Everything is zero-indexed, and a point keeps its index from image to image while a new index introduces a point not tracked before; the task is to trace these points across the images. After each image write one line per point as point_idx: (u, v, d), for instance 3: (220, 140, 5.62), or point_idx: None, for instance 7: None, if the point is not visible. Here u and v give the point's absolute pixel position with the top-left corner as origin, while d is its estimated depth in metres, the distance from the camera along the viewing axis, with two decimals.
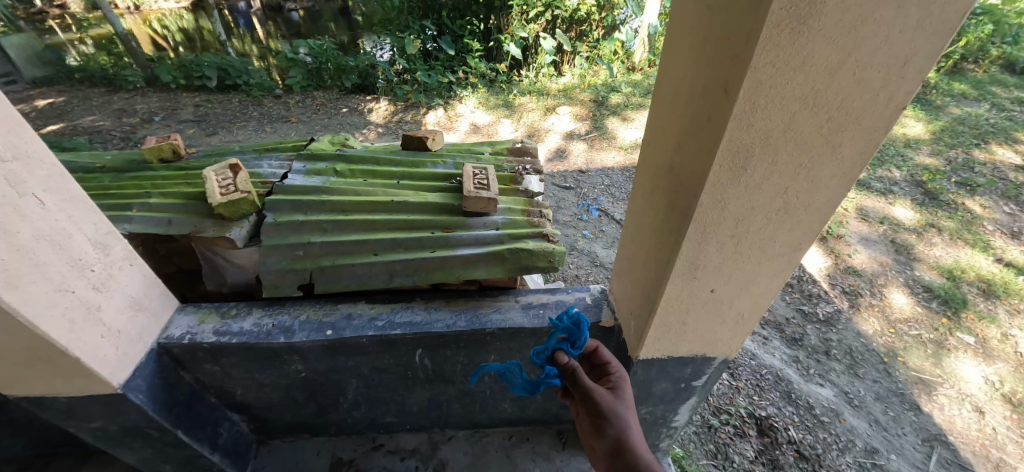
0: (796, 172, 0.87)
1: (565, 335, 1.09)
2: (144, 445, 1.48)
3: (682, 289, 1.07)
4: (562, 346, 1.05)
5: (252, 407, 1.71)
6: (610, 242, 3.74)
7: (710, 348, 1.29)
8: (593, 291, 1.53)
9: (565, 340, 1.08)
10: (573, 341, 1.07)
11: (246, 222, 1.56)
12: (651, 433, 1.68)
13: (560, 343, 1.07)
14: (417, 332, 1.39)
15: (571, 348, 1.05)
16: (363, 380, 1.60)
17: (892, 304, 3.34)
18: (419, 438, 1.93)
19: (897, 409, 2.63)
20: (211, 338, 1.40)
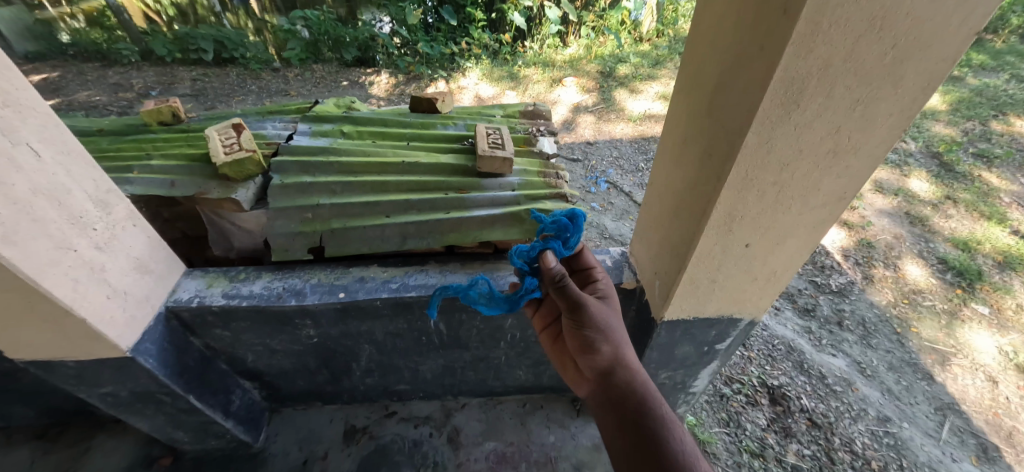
0: (852, 108, 0.78)
1: (555, 232, 1.09)
2: (157, 410, 1.46)
3: (716, 242, 1.02)
4: (553, 246, 1.06)
5: (264, 374, 1.69)
6: (620, 215, 3.67)
7: (738, 309, 1.25)
8: (614, 253, 1.48)
9: (555, 238, 1.08)
10: (564, 241, 1.08)
11: (252, 183, 1.51)
12: (669, 398, 1.66)
13: (550, 240, 1.08)
14: (432, 294, 1.35)
15: (561, 247, 1.07)
16: (376, 346, 1.57)
17: (905, 275, 3.29)
18: (432, 406, 1.92)
19: (909, 379, 2.62)
20: (221, 301, 1.36)
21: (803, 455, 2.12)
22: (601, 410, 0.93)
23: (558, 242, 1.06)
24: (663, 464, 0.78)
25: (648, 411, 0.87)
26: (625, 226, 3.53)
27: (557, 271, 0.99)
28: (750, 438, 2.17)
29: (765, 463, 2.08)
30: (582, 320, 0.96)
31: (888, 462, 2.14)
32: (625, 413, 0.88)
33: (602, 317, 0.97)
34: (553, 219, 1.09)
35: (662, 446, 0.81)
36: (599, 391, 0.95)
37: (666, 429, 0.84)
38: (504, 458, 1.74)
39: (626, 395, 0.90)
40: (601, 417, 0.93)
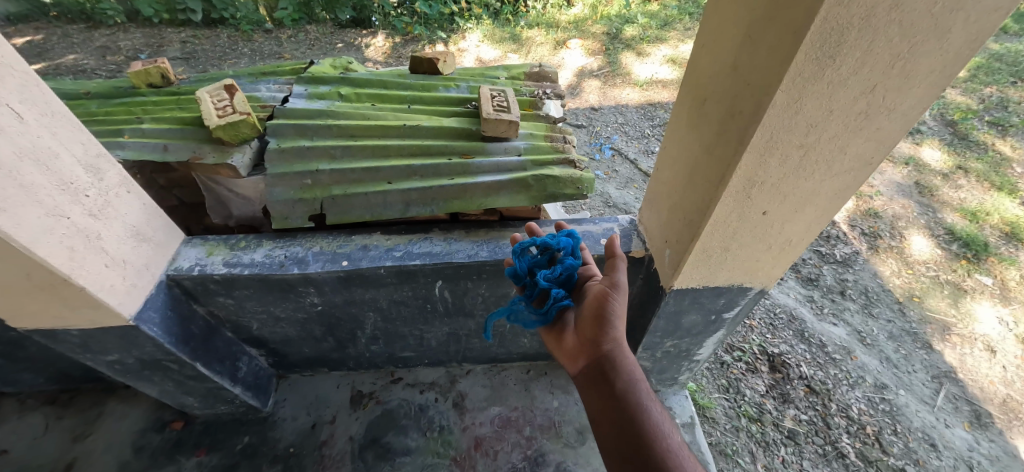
0: (890, 64, 0.72)
1: (565, 251, 1.11)
2: (165, 377, 1.47)
3: (732, 210, 0.99)
4: (570, 261, 1.08)
5: (269, 341, 1.69)
6: (624, 183, 3.61)
7: (749, 278, 1.22)
8: (622, 221, 1.44)
9: (567, 255, 1.10)
10: (566, 252, 1.10)
11: (248, 148, 1.46)
12: (672, 366, 1.66)
13: (566, 259, 1.09)
14: (437, 262, 1.32)
15: (571, 259, 1.09)
16: (381, 314, 1.56)
17: (911, 246, 3.26)
18: (437, 372, 1.94)
19: (909, 348, 2.64)
20: (222, 270, 1.33)
21: (800, 420, 2.17)
22: (590, 396, 0.90)
23: (577, 259, 1.09)
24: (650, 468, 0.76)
25: (655, 437, 0.80)
26: (629, 195, 3.47)
27: (618, 253, 1.05)
28: (749, 404, 2.21)
29: (762, 427, 2.12)
30: (610, 305, 0.96)
31: (883, 427, 2.19)
32: (632, 433, 0.81)
33: (626, 312, 0.96)
34: (553, 235, 1.14)
35: (650, 447, 0.79)
36: (605, 408, 0.86)
37: (660, 435, 0.81)
38: (508, 423, 1.78)
39: (624, 400, 0.85)
40: (590, 403, 0.90)
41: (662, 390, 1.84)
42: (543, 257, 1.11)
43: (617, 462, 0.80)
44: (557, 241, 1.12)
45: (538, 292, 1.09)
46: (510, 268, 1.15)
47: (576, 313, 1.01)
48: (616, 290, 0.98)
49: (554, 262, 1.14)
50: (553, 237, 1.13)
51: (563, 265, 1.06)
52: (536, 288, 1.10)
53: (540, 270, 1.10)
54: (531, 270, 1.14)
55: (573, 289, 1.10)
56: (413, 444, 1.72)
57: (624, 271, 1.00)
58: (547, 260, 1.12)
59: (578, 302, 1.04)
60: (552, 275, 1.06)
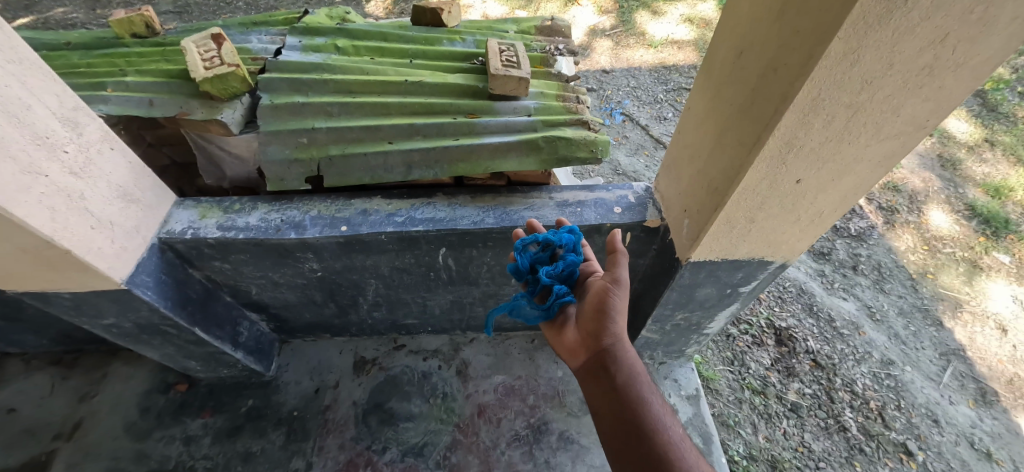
0: (971, 10, 0.60)
1: (566, 247, 1.04)
2: (165, 341, 1.45)
3: (764, 179, 0.90)
4: (572, 259, 1.02)
5: (269, 307, 1.65)
6: (634, 150, 3.47)
7: (771, 252, 1.15)
8: (637, 189, 1.35)
9: (569, 252, 1.03)
10: (568, 249, 1.04)
11: (239, 104, 1.36)
12: (681, 339, 1.61)
13: (569, 256, 1.02)
14: (440, 229, 1.24)
15: (574, 257, 1.03)
16: (382, 281, 1.51)
17: (929, 222, 3.16)
18: (440, 340, 1.92)
19: (918, 324, 2.60)
20: (216, 233, 1.27)
21: (803, 394, 2.16)
22: (591, 390, 0.88)
23: (579, 256, 1.03)
24: (649, 462, 0.74)
25: (656, 430, 0.78)
26: (639, 162, 3.36)
27: (620, 248, 0.97)
28: (753, 377, 2.20)
29: (766, 399, 2.12)
30: (610, 300, 0.92)
31: (887, 402, 2.18)
32: (632, 427, 0.79)
33: (627, 307, 0.93)
34: (555, 231, 1.07)
35: (651, 440, 0.76)
36: (604, 402, 0.84)
37: (661, 427, 0.78)
38: (512, 391, 1.76)
39: (624, 393, 0.83)
40: (590, 397, 0.88)
41: (667, 362, 1.80)
42: (544, 253, 1.05)
43: (616, 456, 0.79)
44: (559, 236, 1.04)
45: (539, 289, 1.04)
46: (511, 265, 1.08)
47: (577, 308, 0.99)
48: (618, 285, 0.93)
49: (556, 257, 1.08)
50: (554, 232, 1.06)
51: (565, 262, 1.00)
52: (538, 285, 1.05)
53: (542, 267, 1.04)
54: (533, 266, 1.08)
55: (574, 285, 1.05)
56: (417, 410, 1.71)
57: (626, 266, 0.94)
58: (548, 256, 1.06)
59: (579, 297, 1.01)
60: (553, 272, 1.01)
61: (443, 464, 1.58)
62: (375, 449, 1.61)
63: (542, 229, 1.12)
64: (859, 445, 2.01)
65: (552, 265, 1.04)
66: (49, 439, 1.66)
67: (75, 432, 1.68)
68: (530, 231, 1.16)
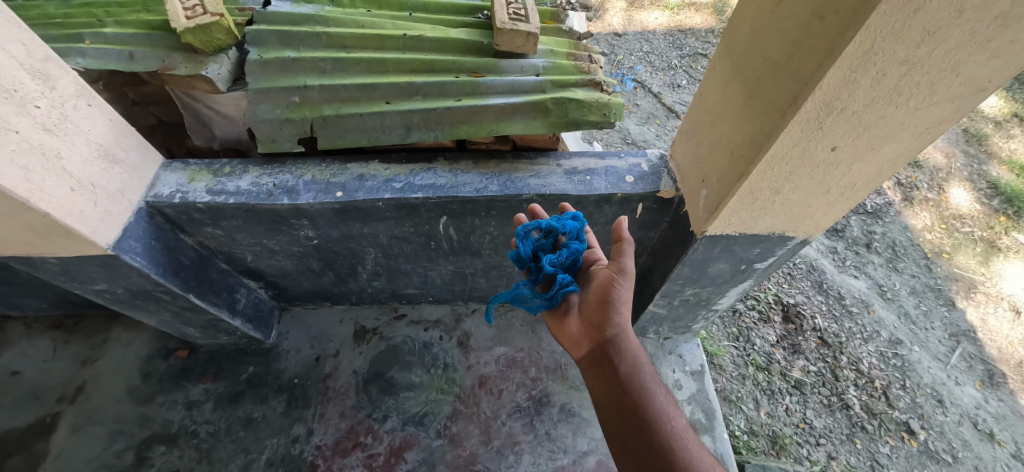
0: None
1: (570, 234, 1.02)
2: (160, 307, 1.41)
3: (797, 143, 0.82)
4: (576, 247, 1.01)
5: (266, 275, 1.61)
6: (645, 118, 3.33)
7: (794, 226, 1.07)
8: (651, 157, 1.27)
9: (573, 240, 1.02)
10: (572, 236, 1.02)
11: (225, 58, 1.26)
12: (689, 314, 1.55)
13: (572, 244, 1.01)
14: (441, 196, 1.17)
15: (578, 244, 1.01)
16: (381, 250, 1.45)
17: (948, 200, 3.05)
18: (442, 310, 1.89)
19: (930, 304, 2.54)
20: (205, 198, 1.20)
21: (808, 371, 2.14)
22: (596, 380, 0.92)
23: (583, 243, 1.02)
24: (651, 449, 0.77)
25: (658, 419, 0.81)
26: (649, 132, 3.23)
27: (625, 237, 0.97)
28: (758, 353, 2.17)
29: (769, 376, 2.10)
30: (615, 291, 0.94)
31: (892, 381, 2.16)
32: (634, 416, 0.82)
33: (631, 298, 0.95)
34: (558, 217, 1.04)
35: (654, 430, 0.79)
36: (608, 391, 0.88)
37: (663, 417, 0.82)
38: (513, 363, 1.74)
39: (628, 384, 0.87)
40: (594, 386, 0.92)
41: (673, 337, 1.76)
42: (547, 241, 1.04)
43: (619, 443, 0.82)
44: (562, 223, 1.02)
45: (542, 278, 1.05)
46: (513, 252, 1.07)
47: (581, 297, 1.01)
48: (623, 275, 0.95)
49: (559, 244, 1.07)
50: (558, 219, 1.04)
51: (569, 251, 0.99)
52: (541, 273, 1.05)
53: (546, 254, 1.03)
54: (536, 253, 1.08)
55: (577, 273, 1.07)
56: (417, 380, 1.69)
57: (632, 256, 0.95)
58: (551, 243, 1.05)
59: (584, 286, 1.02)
60: (557, 260, 1.00)
61: (443, 434, 1.57)
62: (375, 417, 1.60)
63: (545, 214, 1.11)
64: (861, 423, 2.00)
65: (555, 253, 1.04)
66: (52, 402, 1.67)
67: (78, 395, 1.69)
68: (532, 216, 1.13)
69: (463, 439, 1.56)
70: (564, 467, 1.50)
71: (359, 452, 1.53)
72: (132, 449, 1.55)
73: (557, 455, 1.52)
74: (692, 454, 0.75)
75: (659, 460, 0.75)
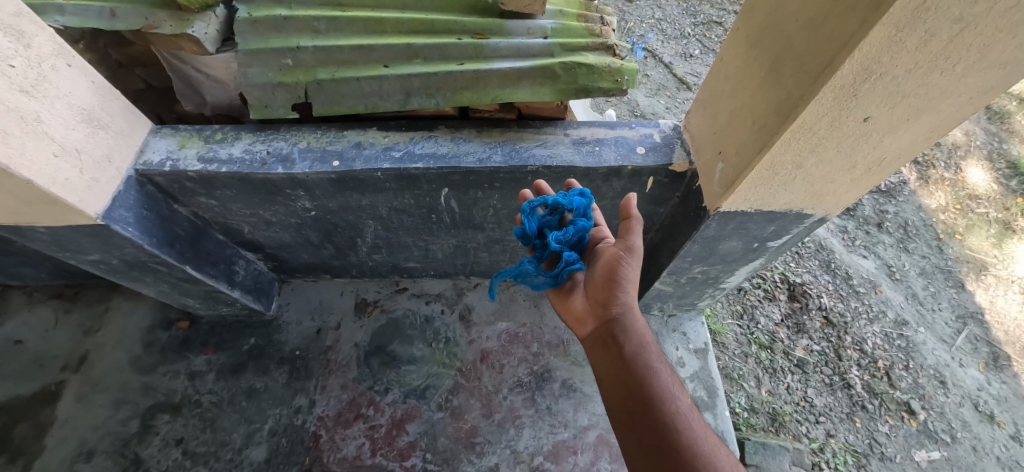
0: None
1: (576, 211, 1.01)
2: (157, 278, 1.39)
3: (828, 113, 0.75)
4: (583, 224, 1.00)
5: (264, 247, 1.58)
6: (655, 89, 3.20)
7: (814, 203, 1.02)
8: (663, 127, 1.20)
9: (580, 217, 1.01)
10: (579, 213, 1.01)
11: (212, 16, 1.18)
12: (695, 292, 1.52)
13: (579, 221, 1.00)
14: (442, 166, 1.11)
15: (585, 222, 1.01)
16: (381, 223, 1.40)
17: (965, 179, 2.96)
18: (444, 284, 1.86)
19: (938, 286, 2.50)
20: (197, 166, 1.15)
21: (811, 350, 2.13)
22: (600, 358, 0.92)
23: (590, 221, 1.01)
24: (654, 426, 0.78)
25: (662, 397, 0.82)
26: (659, 104, 3.11)
27: (633, 214, 0.94)
28: (761, 332, 2.16)
29: (772, 354, 2.09)
30: (621, 270, 0.92)
31: (895, 362, 2.15)
32: (638, 393, 0.83)
33: (638, 276, 0.94)
34: (564, 194, 1.02)
35: (658, 408, 0.80)
36: (611, 369, 0.89)
37: (667, 395, 0.82)
38: (515, 338, 1.73)
39: (632, 362, 0.87)
40: (598, 363, 0.93)
41: (677, 315, 1.74)
42: (553, 217, 1.03)
43: (621, 419, 0.83)
44: (569, 200, 1.01)
45: (548, 255, 1.05)
46: (519, 228, 1.07)
47: (586, 275, 1.01)
48: (631, 254, 0.93)
49: (565, 221, 1.06)
50: (564, 195, 1.03)
51: (575, 228, 0.98)
52: (546, 251, 1.05)
53: (552, 231, 1.03)
54: (541, 231, 1.07)
55: (582, 251, 1.05)
56: (419, 354, 1.68)
57: (640, 234, 0.92)
58: (557, 220, 1.05)
59: (589, 265, 1.01)
60: (563, 237, 1.00)
61: (444, 407, 1.57)
62: (377, 390, 1.60)
63: (551, 190, 1.08)
64: (861, 402, 2.01)
65: (561, 230, 1.03)
66: (57, 370, 1.69)
67: (82, 364, 1.70)
68: (537, 192, 1.11)
69: (464, 413, 1.56)
70: (564, 441, 1.51)
71: (361, 424, 1.54)
72: (137, 417, 1.57)
73: (558, 429, 1.53)
74: (694, 432, 0.76)
75: (661, 438, 0.76)
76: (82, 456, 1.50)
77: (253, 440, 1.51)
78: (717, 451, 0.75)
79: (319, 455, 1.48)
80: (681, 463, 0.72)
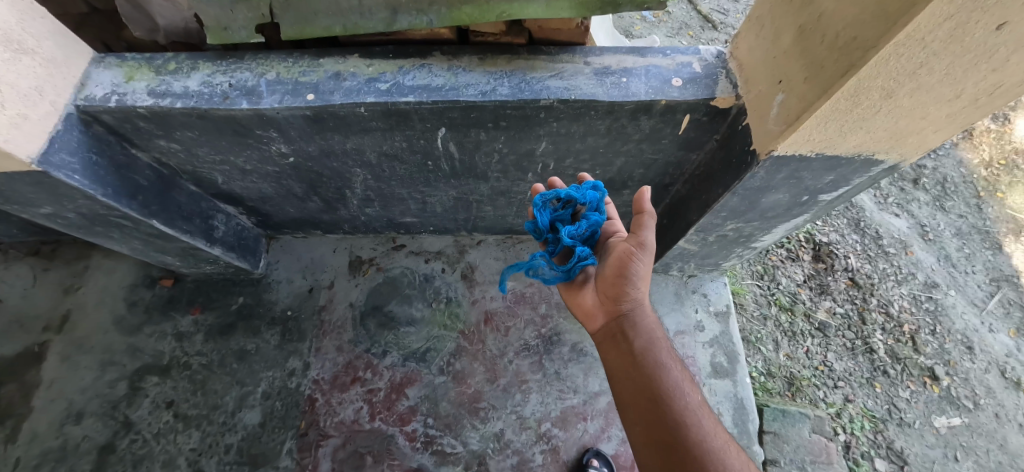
0: None
1: (588, 206, 0.95)
2: (125, 234, 1.26)
3: (959, 14, 0.54)
4: (596, 219, 0.94)
5: (244, 199, 1.42)
6: (677, 29, 2.88)
7: (889, 146, 0.84)
8: (704, 54, 0.99)
9: (592, 212, 0.95)
10: (592, 208, 0.95)
11: None
12: (722, 251, 1.37)
13: (592, 216, 0.94)
14: (437, 101, 0.92)
15: (597, 217, 0.94)
16: (370, 171, 1.24)
17: (1014, 131, 2.70)
18: (444, 241, 1.72)
19: (974, 247, 2.33)
20: (147, 102, 0.97)
21: (834, 313, 2.02)
22: (611, 354, 0.90)
23: (603, 215, 0.95)
24: (663, 426, 0.75)
25: (673, 397, 0.79)
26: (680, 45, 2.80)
27: (647, 208, 0.86)
28: (783, 293, 2.03)
29: (792, 317, 1.98)
30: (633, 266, 0.87)
31: (921, 326, 2.04)
32: (646, 391, 0.80)
33: (650, 272, 0.88)
34: (578, 186, 0.96)
35: (668, 407, 0.77)
36: (620, 366, 0.87)
37: (678, 393, 0.79)
38: (522, 299, 1.61)
39: (641, 360, 0.84)
40: (608, 360, 0.91)
41: (697, 275, 1.60)
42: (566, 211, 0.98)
43: (630, 418, 0.81)
44: (582, 193, 0.95)
45: (560, 249, 0.98)
46: (531, 223, 1.02)
47: (597, 270, 0.96)
48: (643, 250, 0.86)
49: (578, 214, 1.01)
50: (577, 188, 0.96)
51: (588, 222, 0.93)
52: (558, 245, 0.98)
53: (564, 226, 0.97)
54: (553, 224, 1.01)
55: (596, 246, 0.99)
56: (418, 315, 1.57)
57: (653, 229, 0.85)
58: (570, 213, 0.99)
59: (600, 259, 0.95)
60: (576, 232, 0.93)
61: (446, 371, 1.48)
62: (375, 353, 1.51)
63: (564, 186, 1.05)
64: (883, 368, 1.91)
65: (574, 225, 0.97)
66: (39, 331, 1.60)
67: (64, 324, 1.61)
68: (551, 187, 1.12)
69: (467, 377, 1.47)
70: (573, 407, 1.43)
71: (358, 387, 1.46)
72: (125, 380, 1.50)
73: (566, 395, 1.44)
74: (705, 433, 0.72)
75: (671, 436, 0.73)
76: (71, 417, 1.45)
77: (246, 404, 1.44)
78: (728, 448, 0.72)
79: (315, 419, 1.41)
80: (693, 461, 0.69)
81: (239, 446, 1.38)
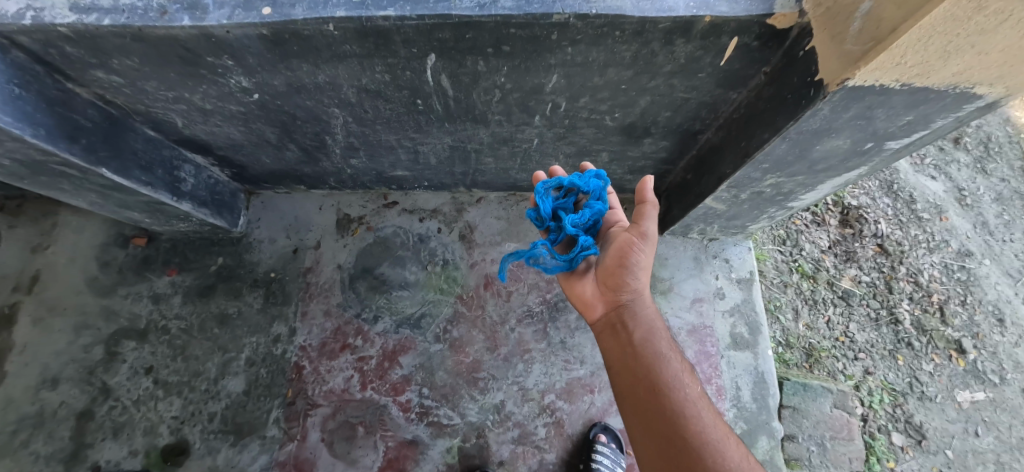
0: None
1: (590, 194, 0.90)
2: (78, 186, 1.11)
3: None
4: (598, 207, 0.88)
5: (213, 148, 1.26)
6: None
7: (997, 77, 0.65)
8: None
9: (594, 200, 0.90)
10: (594, 196, 0.90)
11: None
12: (752, 211, 1.21)
13: (595, 204, 0.89)
14: (424, 16, 0.73)
15: (599, 206, 0.89)
16: (352, 113, 1.06)
17: None
18: (441, 199, 1.57)
19: (1015, 214, 2.15)
20: (67, 18, 0.76)
21: (859, 281, 1.88)
22: (609, 345, 0.86)
23: (606, 204, 0.90)
24: (662, 416, 0.71)
25: (672, 387, 0.75)
26: None
27: (650, 198, 0.83)
28: (805, 259, 1.90)
29: (814, 285, 1.85)
30: (634, 256, 0.84)
31: (951, 297, 1.91)
32: (644, 380, 0.77)
33: (651, 263, 0.85)
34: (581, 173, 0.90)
35: (667, 396, 0.74)
36: (618, 356, 0.83)
37: (676, 383, 0.76)
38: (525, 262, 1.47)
39: (641, 350, 0.81)
40: (606, 349, 0.87)
41: (719, 238, 1.45)
42: (568, 199, 0.93)
43: (628, 408, 0.77)
44: (586, 179, 0.89)
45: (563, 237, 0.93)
46: (532, 211, 0.97)
47: (598, 259, 0.92)
48: (644, 240, 0.84)
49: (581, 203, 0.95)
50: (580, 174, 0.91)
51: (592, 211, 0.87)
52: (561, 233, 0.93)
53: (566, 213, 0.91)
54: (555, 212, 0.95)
55: (596, 236, 0.96)
56: (412, 278, 1.45)
57: (655, 219, 0.82)
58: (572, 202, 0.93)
59: (601, 248, 0.92)
60: (579, 221, 0.87)
61: (443, 339, 1.37)
62: (365, 318, 1.40)
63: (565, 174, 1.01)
64: (907, 340, 1.80)
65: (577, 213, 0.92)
66: (7, 291, 1.48)
67: (33, 285, 1.48)
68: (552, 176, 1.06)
69: (465, 345, 1.37)
70: (579, 379, 1.32)
71: (348, 355, 1.36)
72: (101, 344, 1.40)
73: (572, 365, 1.34)
74: (703, 423, 0.69)
75: (670, 427, 0.69)
76: (46, 383, 1.36)
77: (230, 370, 1.35)
78: (730, 444, 0.68)
79: (303, 388, 1.32)
80: (692, 452, 0.65)
81: (223, 415, 1.30)
